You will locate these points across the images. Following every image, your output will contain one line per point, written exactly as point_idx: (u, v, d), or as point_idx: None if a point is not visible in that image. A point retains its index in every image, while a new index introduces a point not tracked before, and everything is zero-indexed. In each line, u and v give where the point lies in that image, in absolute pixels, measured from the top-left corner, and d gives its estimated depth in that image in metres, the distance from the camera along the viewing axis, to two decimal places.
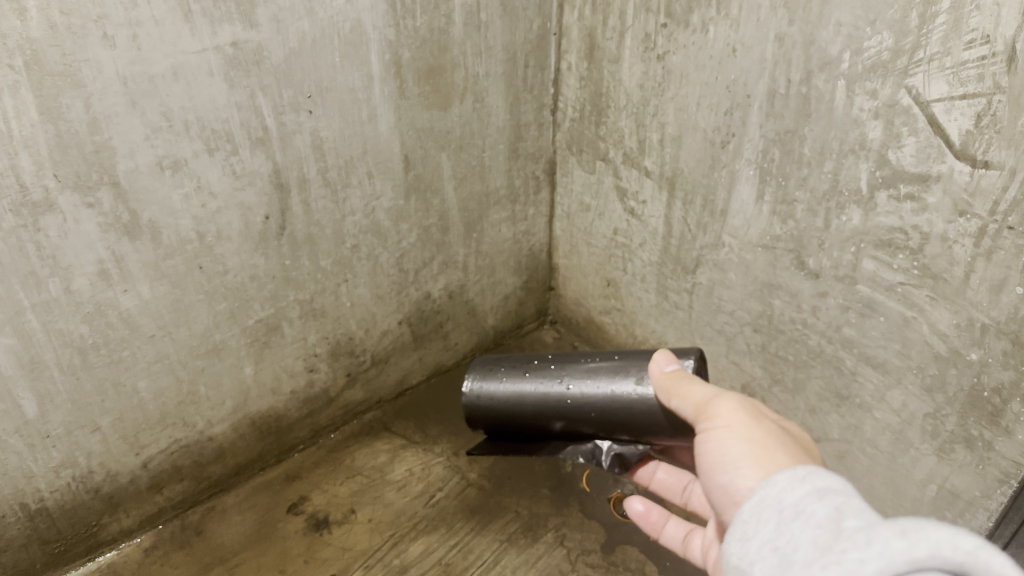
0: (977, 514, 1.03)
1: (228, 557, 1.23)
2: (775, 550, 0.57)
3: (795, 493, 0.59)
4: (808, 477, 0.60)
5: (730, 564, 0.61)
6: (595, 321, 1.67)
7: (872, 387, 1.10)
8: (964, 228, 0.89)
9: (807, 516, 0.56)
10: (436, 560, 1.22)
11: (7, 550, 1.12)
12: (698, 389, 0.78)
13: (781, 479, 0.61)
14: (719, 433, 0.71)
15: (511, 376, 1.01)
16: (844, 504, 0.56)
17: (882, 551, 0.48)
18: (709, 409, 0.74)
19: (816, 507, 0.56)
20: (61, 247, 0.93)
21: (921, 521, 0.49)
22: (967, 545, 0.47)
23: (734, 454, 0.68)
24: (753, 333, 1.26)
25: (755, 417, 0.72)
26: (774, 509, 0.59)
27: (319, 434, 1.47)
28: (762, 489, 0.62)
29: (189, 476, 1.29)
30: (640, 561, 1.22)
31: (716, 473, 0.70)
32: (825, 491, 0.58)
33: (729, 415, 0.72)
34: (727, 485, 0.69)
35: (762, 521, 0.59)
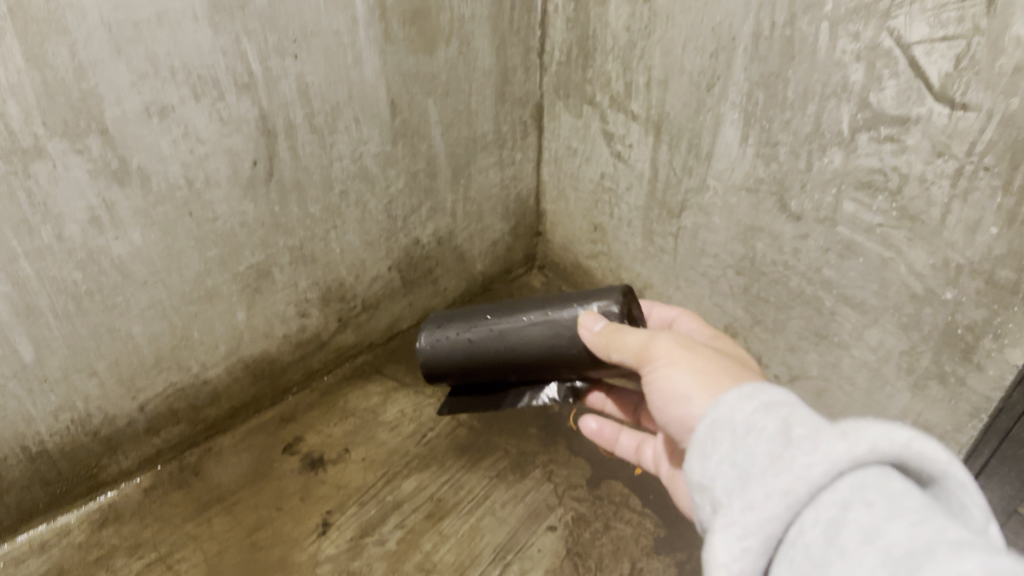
0: (949, 447, 1.08)
1: (227, 496, 1.27)
2: (732, 465, 0.58)
3: (744, 410, 0.60)
4: (754, 394, 0.61)
5: (693, 485, 0.63)
6: (582, 265, 1.69)
7: (851, 326, 1.13)
8: (942, 169, 0.91)
9: (756, 430, 0.58)
10: (427, 496, 1.26)
11: (10, 492, 1.15)
12: (636, 338, 0.81)
13: (730, 399, 0.63)
14: (666, 370, 0.74)
15: (457, 330, 1.02)
16: (790, 414, 0.57)
17: (820, 452, 0.49)
18: (651, 349, 0.77)
19: (765, 420, 0.58)
20: (52, 194, 0.94)
21: (855, 419, 0.51)
22: (903, 437, 0.49)
23: (684, 386, 0.71)
24: (736, 275, 1.28)
25: (694, 349, 0.74)
26: (727, 428, 0.61)
27: (312, 377, 1.49)
28: (712, 411, 0.63)
29: (185, 419, 1.32)
30: (624, 495, 1.27)
31: (672, 405, 0.72)
32: (772, 404, 0.60)
33: (672, 352, 0.75)
34: (683, 416, 0.71)
35: (717, 439, 0.61)
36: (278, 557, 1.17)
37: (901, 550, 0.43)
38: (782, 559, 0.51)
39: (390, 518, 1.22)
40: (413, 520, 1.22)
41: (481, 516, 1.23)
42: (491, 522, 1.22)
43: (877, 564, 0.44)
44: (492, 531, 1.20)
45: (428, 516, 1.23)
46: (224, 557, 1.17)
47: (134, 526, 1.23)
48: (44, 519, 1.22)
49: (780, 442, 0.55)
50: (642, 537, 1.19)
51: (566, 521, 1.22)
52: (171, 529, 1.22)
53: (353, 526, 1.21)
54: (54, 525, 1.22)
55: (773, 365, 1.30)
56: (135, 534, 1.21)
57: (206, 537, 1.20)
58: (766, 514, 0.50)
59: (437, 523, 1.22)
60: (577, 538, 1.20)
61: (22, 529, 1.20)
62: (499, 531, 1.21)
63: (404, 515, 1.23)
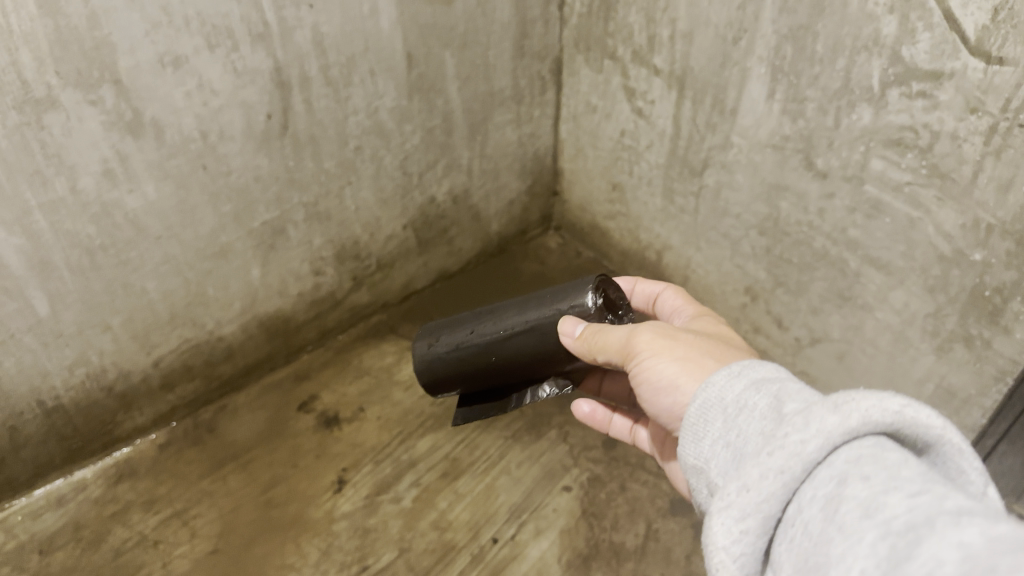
0: (972, 411, 1.06)
1: (242, 454, 1.28)
2: (727, 445, 0.57)
3: (735, 389, 0.59)
4: (743, 372, 0.61)
5: (687, 468, 0.61)
6: (599, 226, 1.67)
7: (875, 288, 1.11)
8: (975, 126, 0.88)
9: (749, 409, 0.56)
10: (443, 456, 1.27)
11: (26, 446, 1.16)
12: (614, 334, 0.78)
13: (719, 379, 0.61)
14: (649, 362, 0.72)
15: (446, 341, 1.01)
16: (781, 390, 0.56)
17: (814, 427, 0.47)
18: (631, 344, 0.75)
19: (757, 398, 0.57)
20: (65, 145, 0.92)
21: (846, 391, 0.49)
22: (895, 406, 0.47)
23: (670, 375, 0.70)
24: (758, 235, 1.26)
25: (673, 336, 0.73)
26: (718, 409, 0.59)
27: (327, 335, 1.48)
28: (702, 391, 0.62)
29: (200, 376, 1.31)
30: (640, 457, 1.26)
31: (661, 395, 0.71)
32: (761, 381, 0.59)
33: (651, 343, 0.73)
34: (674, 405, 0.70)
35: (710, 421, 0.59)
36: (294, 514, 1.19)
37: (900, 522, 0.41)
38: (782, 540, 0.48)
39: (406, 477, 1.24)
40: (429, 480, 1.23)
41: (496, 476, 1.24)
42: (506, 483, 1.23)
43: (875, 537, 0.41)
44: (507, 490, 1.22)
45: (443, 475, 1.24)
46: (240, 514, 1.19)
47: (150, 483, 1.23)
48: (60, 474, 1.23)
49: (772, 419, 0.54)
50: (657, 498, 1.20)
51: (581, 482, 1.23)
52: (187, 486, 1.23)
53: (369, 484, 1.23)
54: (70, 480, 1.23)
55: (794, 327, 1.29)
56: (150, 490, 1.22)
57: (222, 493, 1.22)
58: (762, 493, 0.48)
59: (452, 482, 1.23)
60: (593, 499, 1.21)
61: (39, 484, 1.21)
62: (515, 490, 1.22)
63: (419, 473, 1.24)
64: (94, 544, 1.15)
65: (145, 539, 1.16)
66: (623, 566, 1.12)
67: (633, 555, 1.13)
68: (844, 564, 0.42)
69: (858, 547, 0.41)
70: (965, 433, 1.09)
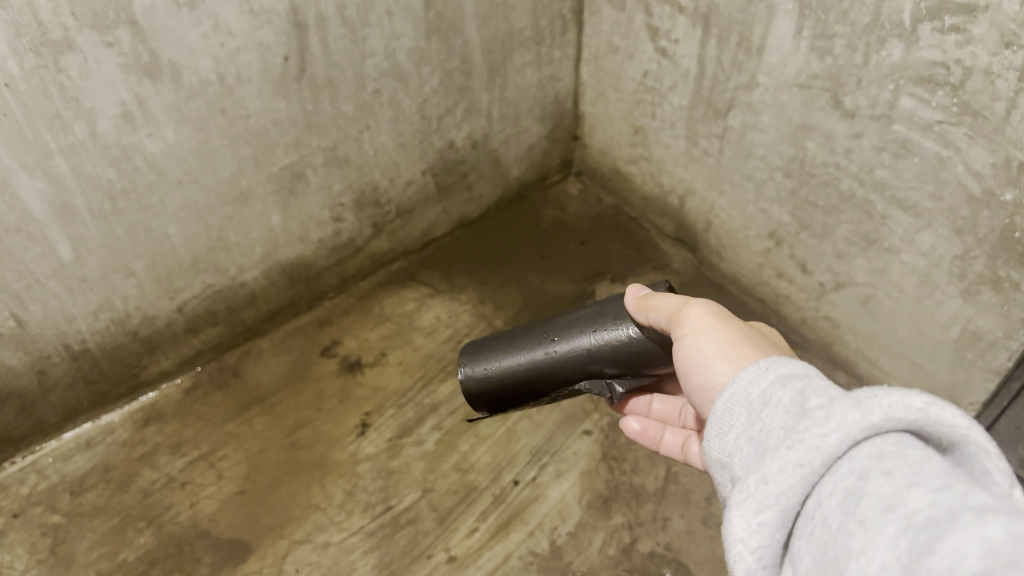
0: (998, 354, 1.05)
1: (266, 397, 1.29)
2: (749, 439, 0.56)
3: (761, 382, 0.58)
4: (771, 367, 0.59)
5: (711, 461, 0.60)
6: (621, 172, 1.65)
7: (902, 230, 1.09)
8: (1009, 61, 0.85)
9: (773, 403, 0.56)
10: (465, 400, 1.28)
11: (54, 389, 1.18)
12: (670, 300, 0.80)
13: (747, 373, 0.60)
14: (691, 338, 0.72)
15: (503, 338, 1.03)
16: (807, 385, 0.55)
17: (835, 425, 0.47)
18: (682, 313, 0.76)
19: (782, 393, 0.56)
20: (83, 88, 0.92)
21: (868, 388, 0.49)
22: (917, 403, 0.47)
23: (706, 354, 0.69)
24: (784, 178, 1.24)
25: (722, 318, 0.72)
26: (742, 402, 0.58)
27: (348, 282, 1.49)
28: (730, 386, 0.60)
29: (224, 321, 1.33)
30: None
31: (695, 372, 0.70)
32: (788, 375, 0.58)
33: (700, 318, 0.73)
34: (704, 385, 0.69)
35: (733, 414, 0.58)
36: (319, 456, 1.21)
37: (921, 515, 0.40)
38: (801, 533, 0.47)
39: (428, 420, 1.25)
40: (451, 423, 1.25)
41: (518, 420, 1.26)
42: (528, 426, 1.24)
43: (896, 531, 0.41)
44: (528, 433, 1.24)
45: (464, 417, 1.26)
46: (266, 455, 1.21)
47: (176, 425, 1.26)
48: (89, 417, 1.25)
49: (794, 414, 0.53)
50: None
51: (603, 426, 1.24)
52: (212, 429, 1.25)
53: (392, 427, 1.25)
54: (98, 423, 1.25)
55: (819, 271, 1.27)
56: (177, 433, 1.24)
57: (247, 436, 1.24)
58: (781, 485, 0.47)
59: (474, 426, 1.25)
60: (614, 442, 1.22)
61: (69, 426, 1.24)
62: (536, 433, 1.24)
63: (442, 417, 1.26)
64: (123, 485, 1.18)
65: (174, 480, 1.18)
66: (643, 507, 1.14)
67: (653, 497, 1.15)
68: (864, 557, 0.41)
69: (878, 540, 0.41)
70: (991, 375, 1.08)
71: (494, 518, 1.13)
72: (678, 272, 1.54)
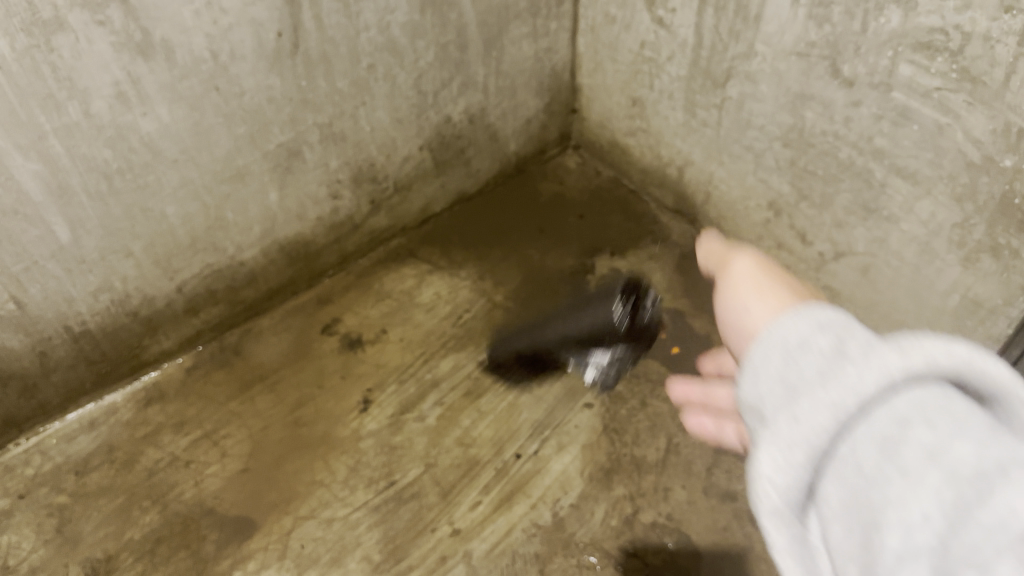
0: (998, 322, 1.05)
1: (268, 376, 1.30)
2: (778, 388, 0.48)
3: (794, 326, 0.50)
4: (809, 312, 0.50)
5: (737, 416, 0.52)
6: (619, 145, 1.64)
7: (902, 199, 1.09)
8: (1009, 26, 0.84)
9: (806, 349, 0.48)
10: (466, 375, 1.29)
11: (56, 371, 1.18)
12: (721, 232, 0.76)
13: (783, 322, 0.51)
14: (735, 287, 0.64)
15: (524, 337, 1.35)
16: (844, 329, 0.47)
17: (873, 363, 0.42)
18: (728, 267, 0.67)
19: (817, 336, 0.48)
20: (76, 68, 0.91)
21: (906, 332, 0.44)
22: (962, 350, 0.42)
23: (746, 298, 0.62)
24: (783, 147, 1.24)
25: (766, 269, 0.65)
26: (771, 348, 0.50)
27: (347, 260, 1.49)
28: (762, 332, 0.52)
29: (224, 300, 1.33)
30: (661, 373, 1.29)
31: (730, 315, 0.63)
32: (825, 320, 0.49)
33: (745, 271, 0.65)
34: (739, 327, 0.61)
35: (762, 361, 0.50)
36: (321, 433, 1.22)
37: (967, 469, 0.39)
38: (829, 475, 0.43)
39: (429, 396, 1.26)
40: (452, 398, 1.26)
41: (519, 394, 1.27)
42: (529, 400, 1.26)
43: (938, 481, 0.39)
44: (529, 408, 1.25)
45: (465, 393, 1.27)
46: (269, 433, 1.22)
47: (179, 405, 1.26)
48: (92, 398, 1.26)
49: (828, 356, 0.46)
50: (678, 414, 1.23)
51: (603, 398, 1.26)
52: (215, 407, 1.26)
53: (393, 404, 1.25)
54: (101, 404, 1.26)
55: (818, 241, 1.27)
56: (180, 412, 1.25)
57: (250, 414, 1.25)
58: (812, 428, 0.43)
59: (475, 401, 1.26)
60: (614, 415, 1.24)
61: (72, 408, 1.25)
62: (537, 408, 1.25)
63: (443, 393, 1.27)
64: (128, 464, 1.19)
65: (178, 458, 1.19)
66: (643, 479, 1.16)
67: (654, 468, 1.17)
68: (903, 509, 0.39)
69: (920, 490, 0.39)
70: (990, 342, 1.09)
71: (497, 491, 1.14)
72: (677, 245, 1.54)
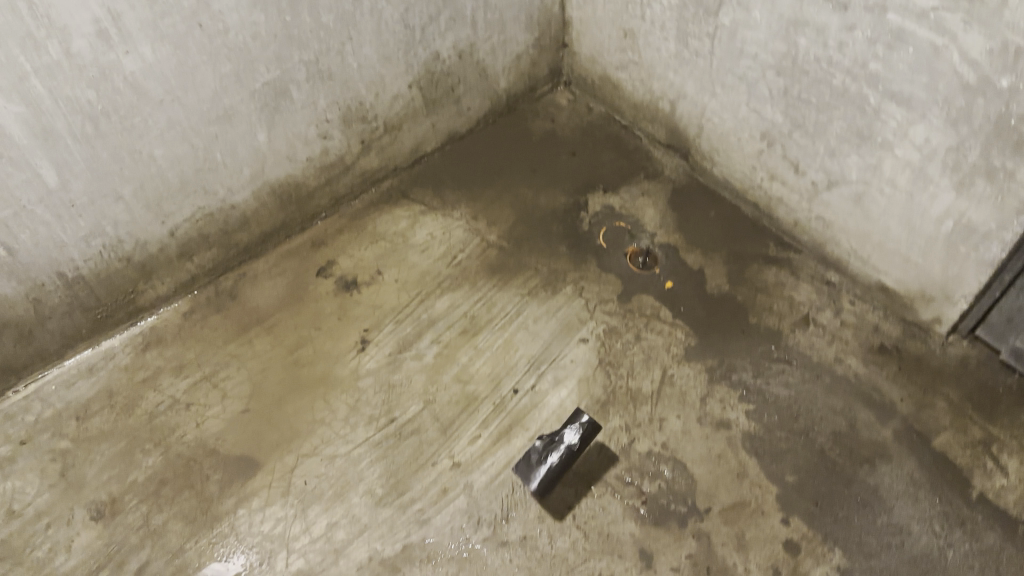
0: (992, 246, 1.09)
1: (264, 318, 1.36)
2: None
3: None
4: None
5: None
6: (611, 76, 1.63)
7: (896, 124, 1.09)
8: None
9: None
10: (461, 313, 1.37)
11: (52, 318, 1.22)
12: None
13: None
14: None
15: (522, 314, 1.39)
16: None
17: None
18: None
19: None
20: (53, 5, 0.89)
21: None
22: None
23: None
24: (775, 76, 1.23)
25: None
26: None
27: (340, 202, 1.51)
28: None
29: (217, 245, 1.35)
30: (655, 308, 1.38)
31: None
32: None
33: None
34: None
35: None
36: (322, 373, 1.30)
37: None
38: None
39: (427, 334, 1.34)
40: (449, 336, 1.34)
41: (515, 329, 1.35)
42: (525, 336, 1.34)
43: None
44: (525, 344, 1.33)
45: (460, 331, 1.34)
46: (269, 375, 1.29)
47: (177, 349, 1.32)
48: (88, 343, 1.30)
49: None
50: (672, 346, 1.33)
51: (600, 332, 1.34)
52: (214, 350, 1.31)
53: (392, 344, 1.33)
54: (98, 350, 1.31)
55: (811, 169, 1.29)
56: (179, 356, 1.31)
57: (248, 355, 1.31)
58: None
59: (471, 337, 1.34)
60: (611, 349, 1.33)
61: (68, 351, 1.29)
62: (532, 343, 1.33)
63: (439, 332, 1.34)
64: (128, 409, 1.25)
65: (178, 402, 1.26)
66: (640, 410, 1.26)
67: (648, 400, 1.27)
68: None
69: None
70: (981, 268, 1.13)
71: (496, 426, 1.24)
72: (671, 181, 1.58)
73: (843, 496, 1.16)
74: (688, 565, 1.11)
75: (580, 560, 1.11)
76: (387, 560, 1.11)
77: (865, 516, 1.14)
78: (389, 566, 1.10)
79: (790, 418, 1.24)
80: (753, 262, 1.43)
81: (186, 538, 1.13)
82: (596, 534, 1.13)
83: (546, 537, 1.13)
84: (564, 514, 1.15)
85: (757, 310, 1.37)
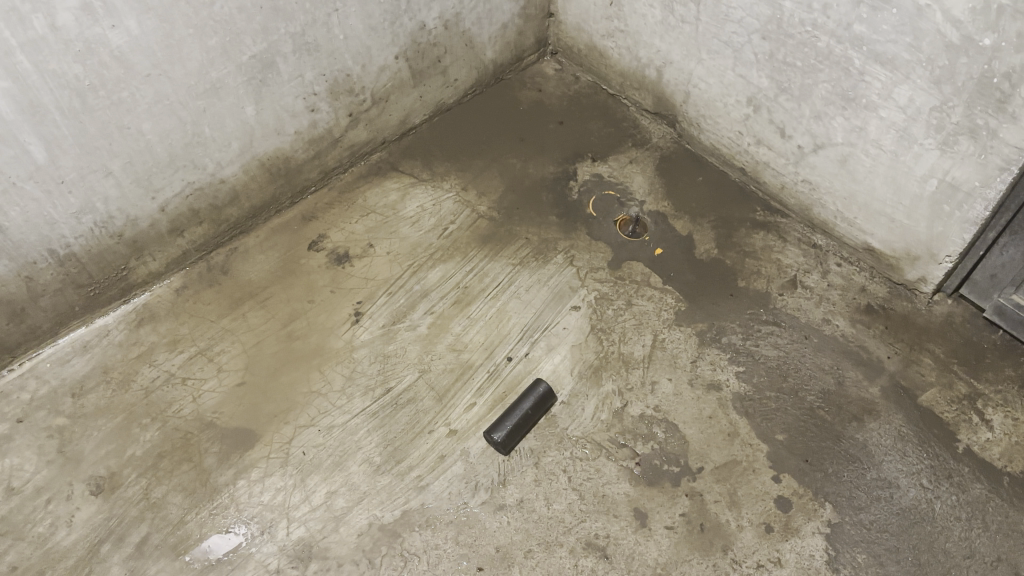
0: (993, 186, 1.43)
1: (257, 293, 1.75)
2: None
3: None
4: None
5: None
6: (609, 54, 2.05)
7: (880, 86, 1.49)
8: None
9: None
10: (454, 284, 1.77)
11: (46, 295, 1.58)
12: None
13: None
14: None
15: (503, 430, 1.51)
16: None
17: None
18: None
19: None
20: None
21: None
22: None
23: None
24: (761, 40, 1.64)
25: None
26: None
27: (328, 176, 1.92)
28: None
29: (207, 220, 1.74)
30: (643, 275, 1.78)
31: None
32: None
33: None
34: None
35: None
36: (324, 345, 1.67)
37: None
38: None
39: (422, 303, 1.73)
40: (443, 306, 1.73)
41: (507, 295, 1.75)
42: (518, 303, 1.73)
43: None
44: (518, 313, 1.72)
45: (455, 301, 1.74)
46: (265, 344, 1.67)
47: (171, 322, 1.70)
48: (101, 311, 1.70)
49: None
50: (663, 312, 1.72)
51: (592, 297, 1.74)
52: (209, 324, 1.70)
53: (382, 309, 1.72)
54: (92, 327, 1.69)
55: (816, 129, 1.66)
56: (174, 329, 1.69)
57: (240, 329, 1.69)
58: None
59: (465, 305, 1.73)
60: (603, 314, 1.72)
61: (64, 332, 1.66)
62: (522, 315, 1.72)
63: (433, 302, 1.73)
64: (123, 385, 1.61)
65: (174, 377, 1.63)
66: (631, 374, 1.63)
67: (639, 364, 1.64)
68: None
69: None
70: (966, 226, 1.52)
71: (490, 393, 1.61)
72: (648, 190, 1.93)
73: (831, 452, 1.53)
74: (679, 519, 1.46)
75: (577, 519, 1.45)
76: (385, 525, 1.45)
77: (854, 472, 1.51)
78: (387, 531, 1.45)
79: (780, 378, 1.63)
80: (741, 225, 1.86)
81: (186, 509, 1.47)
82: (592, 496, 1.48)
83: (542, 502, 1.47)
84: (556, 478, 1.50)
85: (745, 275, 1.78)
